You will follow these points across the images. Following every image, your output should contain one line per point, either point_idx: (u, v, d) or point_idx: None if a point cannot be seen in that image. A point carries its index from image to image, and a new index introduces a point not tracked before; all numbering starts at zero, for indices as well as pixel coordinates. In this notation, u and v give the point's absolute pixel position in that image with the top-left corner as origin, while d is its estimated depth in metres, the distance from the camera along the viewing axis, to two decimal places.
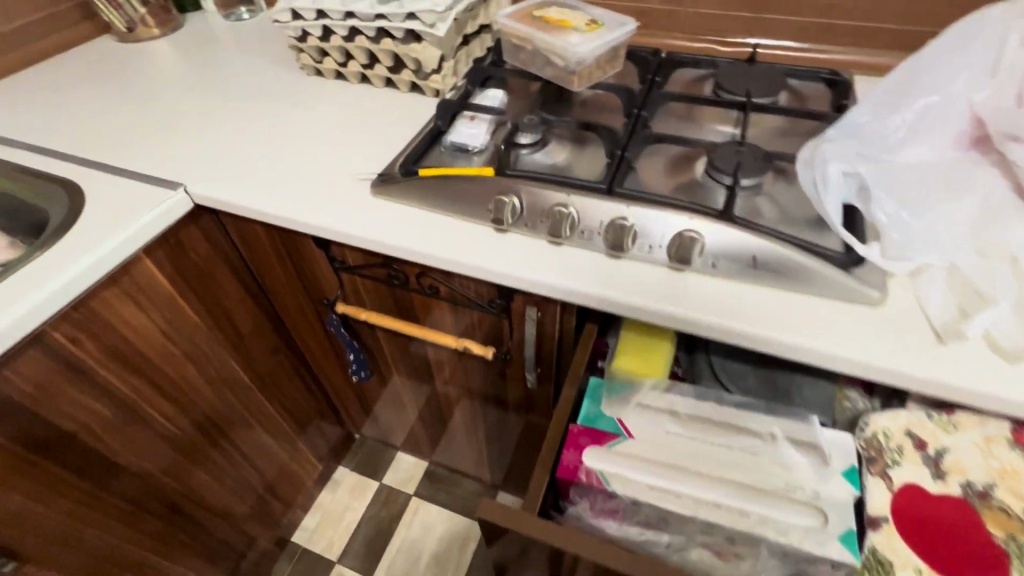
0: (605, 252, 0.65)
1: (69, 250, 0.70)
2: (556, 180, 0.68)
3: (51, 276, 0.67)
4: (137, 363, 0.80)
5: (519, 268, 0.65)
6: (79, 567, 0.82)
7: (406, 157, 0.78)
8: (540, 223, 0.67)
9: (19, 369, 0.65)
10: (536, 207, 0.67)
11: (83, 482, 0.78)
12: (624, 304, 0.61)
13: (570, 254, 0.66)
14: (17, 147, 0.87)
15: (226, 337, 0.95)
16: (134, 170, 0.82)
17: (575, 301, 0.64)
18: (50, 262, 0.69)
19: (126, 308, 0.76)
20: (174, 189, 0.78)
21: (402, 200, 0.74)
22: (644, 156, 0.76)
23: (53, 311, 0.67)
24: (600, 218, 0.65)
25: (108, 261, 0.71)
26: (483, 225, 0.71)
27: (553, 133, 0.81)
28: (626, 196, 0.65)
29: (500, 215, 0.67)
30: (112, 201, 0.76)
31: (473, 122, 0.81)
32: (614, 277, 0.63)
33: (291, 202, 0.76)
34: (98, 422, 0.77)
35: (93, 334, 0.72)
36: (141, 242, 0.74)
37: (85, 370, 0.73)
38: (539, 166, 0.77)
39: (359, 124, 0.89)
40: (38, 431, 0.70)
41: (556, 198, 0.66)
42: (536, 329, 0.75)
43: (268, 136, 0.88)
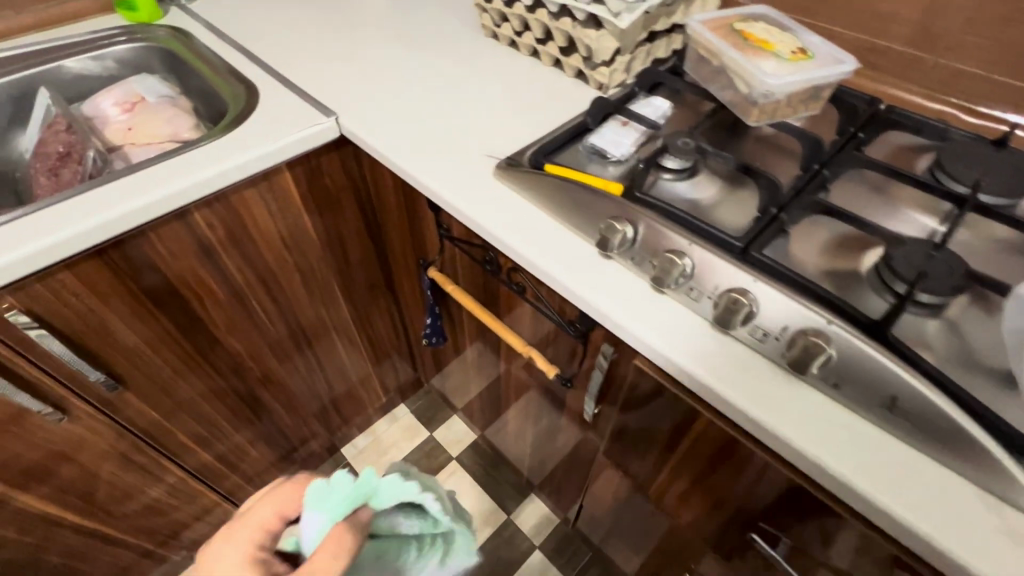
0: (711, 320, 0.57)
1: (225, 149, 0.77)
2: (684, 222, 0.60)
3: (202, 167, 0.74)
4: (254, 258, 0.88)
5: (609, 304, 0.59)
6: (165, 408, 0.96)
7: (541, 147, 0.74)
8: (648, 261, 0.61)
9: (162, 236, 0.75)
10: (650, 243, 0.60)
11: (185, 342, 0.89)
12: (708, 387, 0.54)
13: (670, 310, 0.59)
14: (227, 43, 0.98)
15: (337, 261, 1.02)
16: (304, 89, 0.88)
17: (656, 360, 0.57)
18: (208, 156, 0.76)
19: (259, 210, 0.83)
20: (327, 115, 0.82)
21: (520, 192, 0.71)
22: (803, 224, 0.64)
23: (194, 198, 0.74)
24: (718, 281, 0.56)
25: (251, 168, 0.77)
26: (590, 245, 0.65)
27: (708, 165, 0.72)
28: (759, 266, 0.55)
29: (607, 242, 0.61)
30: (277, 114, 0.83)
31: (623, 128, 0.74)
32: (710, 352, 0.55)
33: (420, 160, 0.77)
34: (210, 298, 0.87)
35: (227, 224, 0.81)
36: (281, 157, 0.79)
37: (211, 252, 0.82)
38: (677, 198, 0.68)
39: (512, 99, 0.86)
40: (159, 290, 0.80)
41: (675, 242, 0.59)
42: (607, 366, 0.69)
43: (426, 88, 0.89)
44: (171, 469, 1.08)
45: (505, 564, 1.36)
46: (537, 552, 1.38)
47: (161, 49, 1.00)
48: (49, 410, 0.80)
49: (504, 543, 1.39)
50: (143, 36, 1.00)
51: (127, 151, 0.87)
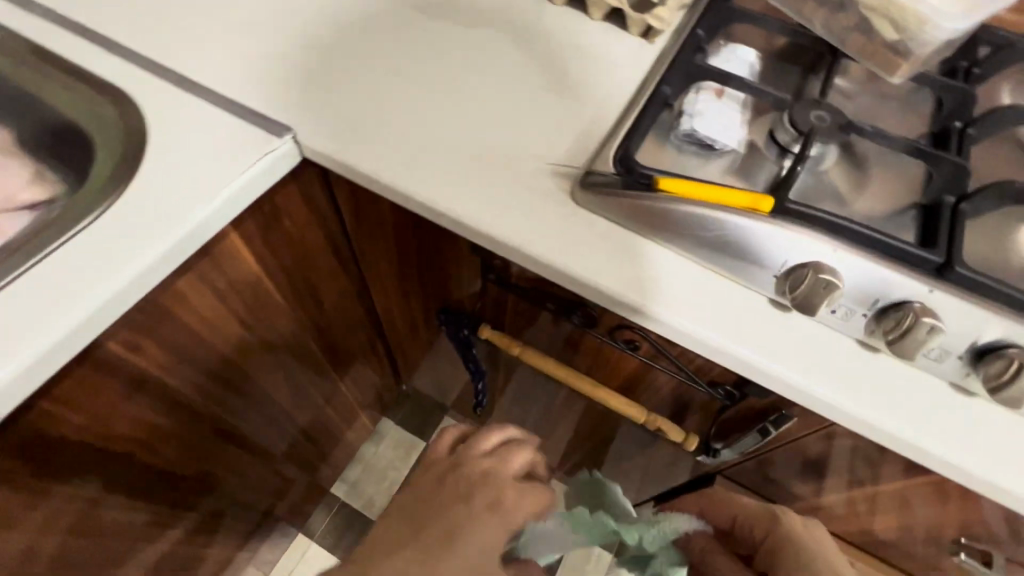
0: (960, 387, 0.43)
1: (107, 244, 0.46)
2: (903, 252, 0.44)
3: (78, 295, 0.44)
4: (204, 361, 0.60)
5: (831, 386, 0.43)
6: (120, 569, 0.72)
7: (626, 150, 0.51)
8: (861, 314, 0.44)
9: (46, 399, 0.47)
10: (860, 291, 0.44)
11: (124, 499, 0.64)
12: (992, 483, 0.41)
13: (894, 373, 0.44)
14: (35, 13, 0.59)
15: (310, 320, 0.74)
16: (210, 90, 0.55)
17: (891, 445, 0.43)
18: (83, 265, 0.46)
19: (200, 300, 0.54)
20: (277, 136, 0.53)
21: (625, 223, 0.49)
22: (985, 217, 0.50)
23: (81, 347, 0.46)
24: (971, 334, 0.42)
25: (163, 271, 0.48)
26: (758, 292, 0.47)
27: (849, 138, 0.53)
28: (969, 284, 0.42)
29: (812, 301, 0.43)
30: (178, 153, 0.51)
31: (722, 101, 0.54)
32: (986, 430, 0.42)
33: (445, 192, 0.51)
34: (148, 440, 0.61)
35: (159, 336, 0.52)
36: (205, 238, 0.50)
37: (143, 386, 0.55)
38: (813, 197, 0.51)
39: (534, 66, 0.60)
40: (68, 463, 0.53)
41: (911, 290, 0.43)
42: (759, 440, 0.57)
43: (397, 61, 0.59)
44: None
45: None
46: None
47: None
48: None
49: None
50: None
51: None
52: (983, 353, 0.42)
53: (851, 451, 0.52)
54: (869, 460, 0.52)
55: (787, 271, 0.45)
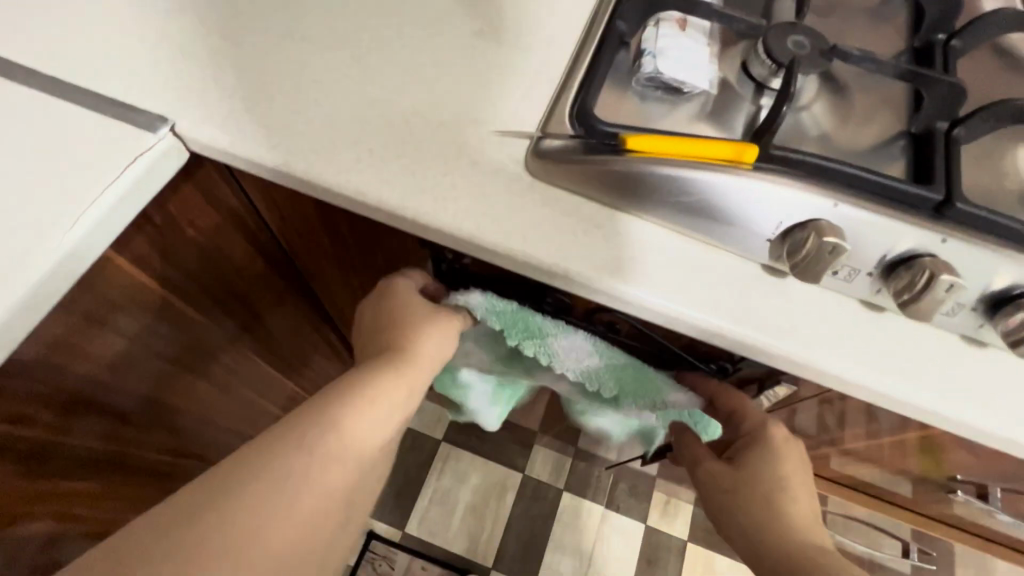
0: (968, 337, 0.40)
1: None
2: (906, 198, 0.39)
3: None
4: (112, 405, 0.51)
5: (838, 355, 0.39)
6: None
7: (584, 103, 0.43)
8: (865, 273, 0.39)
9: None
10: (862, 246, 0.39)
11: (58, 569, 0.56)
12: (1007, 439, 0.38)
13: (900, 333, 0.40)
14: None
15: (244, 333, 0.65)
16: (53, 79, 0.43)
17: (901, 411, 0.40)
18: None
19: (92, 342, 0.45)
20: (149, 131, 0.42)
21: (589, 191, 0.42)
22: (980, 141, 0.46)
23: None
24: (981, 280, 0.38)
25: (23, 328, 0.37)
26: (748, 258, 0.41)
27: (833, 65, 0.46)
28: (971, 221, 0.38)
29: (815, 266, 0.38)
30: (18, 169, 0.39)
31: (685, 35, 0.46)
32: (999, 380, 0.39)
33: (375, 180, 0.42)
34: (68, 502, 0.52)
35: (44, 396, 0.43)
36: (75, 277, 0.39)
37: (41, 453, 0.46)
38: (793, 141, 0.45)
39: (459, 9, 0.50)
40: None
41: (921, 240, 0.38)
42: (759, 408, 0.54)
43: (294, 20, 0.48)
44: None
45: (541, 522, 1.25)
46: (566, 495, 1.27)
47: None
48: None
49: (530, 501, 1.26)
50: None
51: None
52: (994, 301, 0.39)
53: (853, 409, 0.49)
54: (871, 416, 0.49)
55: (783, 233, 0.39)
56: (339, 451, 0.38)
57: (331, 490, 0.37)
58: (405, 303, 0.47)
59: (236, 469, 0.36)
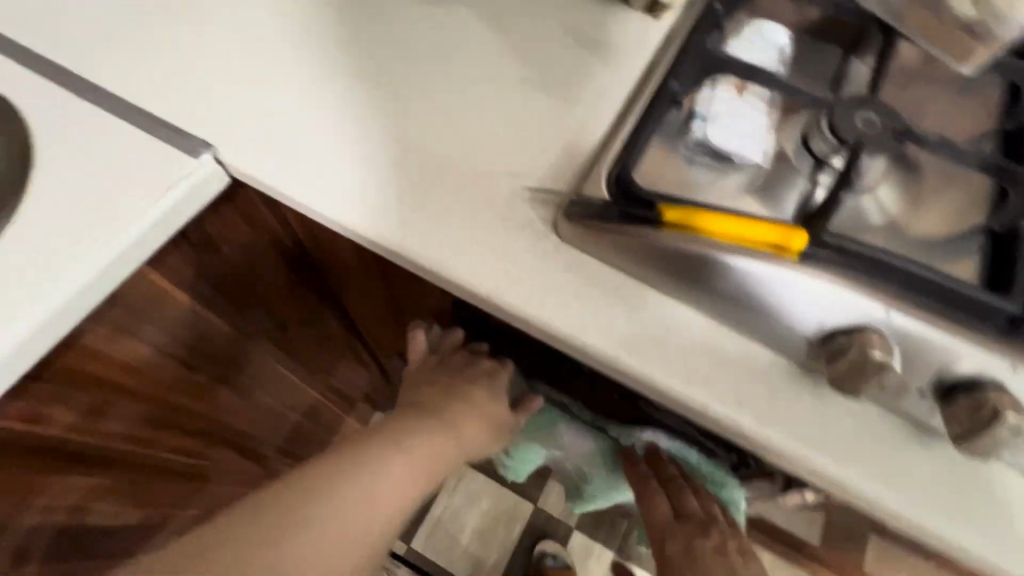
0: None
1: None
2: (978, 315, 0.34)
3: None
4: (136, 410, 0.53)
5: (873, 478, 0.35)
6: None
7: (624, 166, 0.41)
8: (916, 390, 0.35)
9: None
10: (917, 361, 0.35)
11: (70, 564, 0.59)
12: None
13: (950, 461, 0.36)
14: None
15: (269, 346, 0.66)
16: (116, 100, 0.45)
17: (944, 550, 0.35)
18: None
19: (121, 352, 0.47)
20: (193, 157, 0.43)
21: (620, 264, 0.40)
22: None
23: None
24: None
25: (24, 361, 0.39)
26: (785, 357, 0.38)
27: (907, 152, 0.42)
28: None
29: (853, 377, 0.34)
30: (61, 193, 0.41)
31: (743, 102, 0.44)
32: None
33: (400, 227, 0.41)
34: (79, 507, 0.55)
35: (70, 399, 0.45)
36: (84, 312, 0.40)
37: (49, 466, 0.48)
38: (852, 233, 0.41)
39: (510, 55, 0.49)
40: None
41: (987, 368, 0.34)
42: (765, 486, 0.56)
43: (345, 56, 0.48)
44: None
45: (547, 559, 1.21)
46: (576, 533, 1.24)
47: None
48: None
49: (539, 534, 1.23)
50: None
51: None
52: None
53: None
54: None
55: (824, 335, 0.36)
56: (387, 492, 0.40)
57: (376, 528, 0.39)
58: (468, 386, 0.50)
59: (294, 489, 0.39)
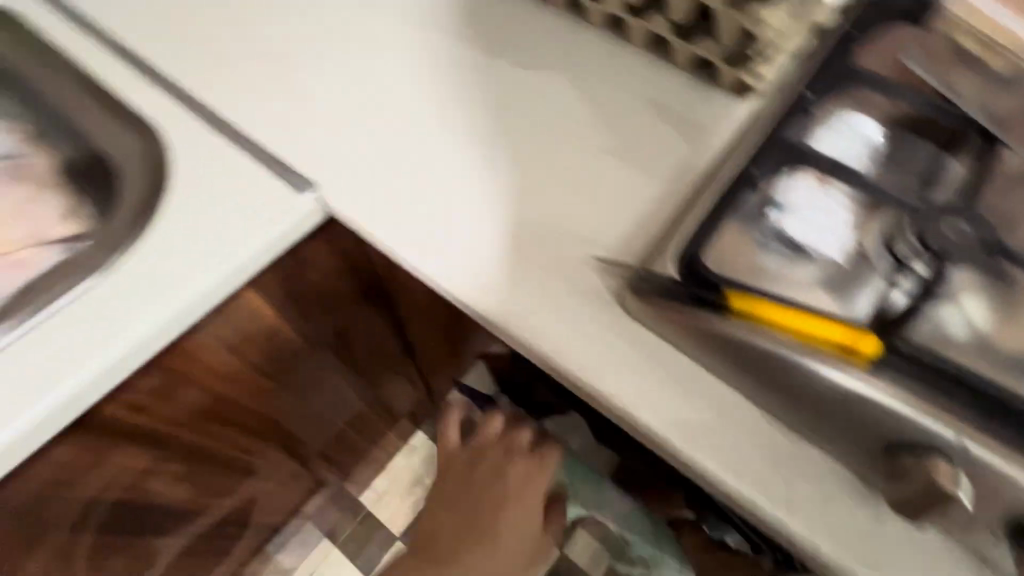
0: None
1: (38, 365, 0.43)
2: None
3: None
4: (213, 407, 0.59)
5: None
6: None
7: (698, 248, 0.41)
8: (984, 528, 0.34)
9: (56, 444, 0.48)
10: (995, 499, 0.33)
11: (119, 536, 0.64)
12: None
13: None
14: (89, 38, 0.57)
15: (334, 361, 0.71)
16: (241, 134, 0.51)
17: None
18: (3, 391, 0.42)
19: (212, 357, 0.52)
20: (299, 195, 0.48)
21: (682, 344, 0.41)
22: None
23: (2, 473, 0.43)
24: None
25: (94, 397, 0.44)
26: (843, 462, 0.38)
27: (1005, 270, 0.39)
28: None
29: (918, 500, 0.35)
30: (188, 216, 0.47)
31: (824, 196, 0.43)
32: None
33: (473, 281, 0.45)
34: (136, 491, 0.60)
35: (165, 392, 0.51)
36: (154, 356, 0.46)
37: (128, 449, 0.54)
38: (935, 348, 0.38)
39: (597, 127, 0.52)
40: (45, 513, 0.53)
41: None
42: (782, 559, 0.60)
43: (444, 115, 0.52)
44: None
45: None
46: None
47: None
48: None
49: None
50: None
51: None
52: None
53: None
54: None
55: (894, 449, 0.35)
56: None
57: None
58: (518, 462, 0.58)
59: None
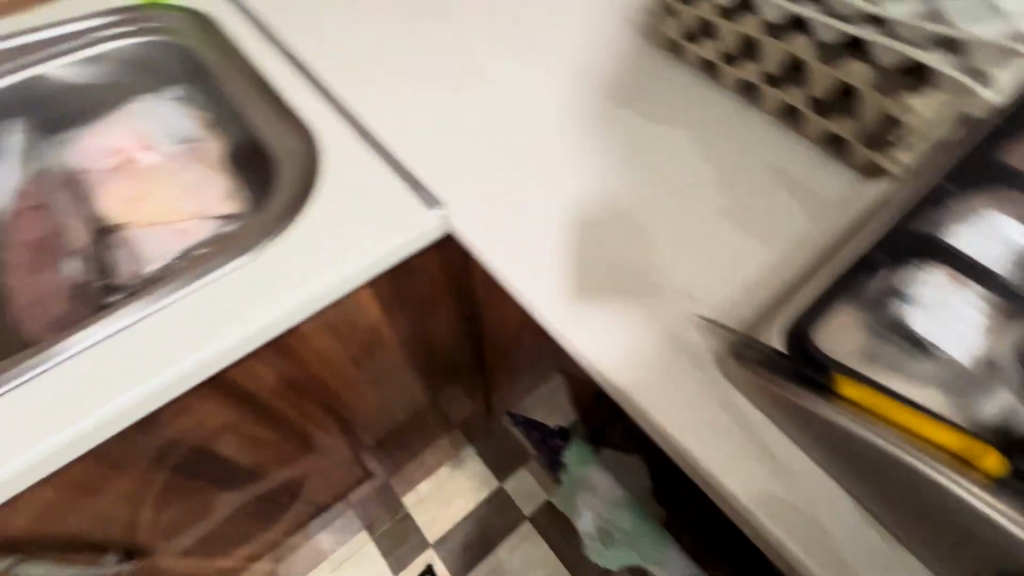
0: None
1: (91, 376, 0.47)
2: None
3: (6, 452, 0.45)
4: (307, 386, 0.64)
5: None
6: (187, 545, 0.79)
7: (807, 327, 0.41)
8: None
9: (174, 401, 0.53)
10: None
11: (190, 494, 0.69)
12: None
13: None
14: (274, 49, 0.65)
15: (415, 364, 0.75)
16: (385, 149, 0.57)
17: None
18: (38, 397, 0.46)
19: (320, 341, 0.57)
20: (426, 211, 0.52)
21: (777, 418, 0.41)
22: None
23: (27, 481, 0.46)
24: None
25: (116, 423, 0.47)
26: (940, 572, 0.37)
27: None
28: None
29: None
30: (327, 216, 0.53)
31: (953, 292, 0.40)
32: None
33: (575, 318, 0.46)
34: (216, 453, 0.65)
35: (275, 365, 0.57)
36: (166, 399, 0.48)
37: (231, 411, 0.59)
38: None
39: (714, 186, 0.53)
40: (151, 456, 0.58)
41: None
42: None
43: (568, 158, 0.55)
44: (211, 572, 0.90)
45: None
46: None
47: (179, 51, 0.69)
48: None
49: None
50: (155, 25, 0.68)
51: (132, 233, 0.60)
52: None
53: None
54: None
55: None
56: None
57: None
58: None
59: None
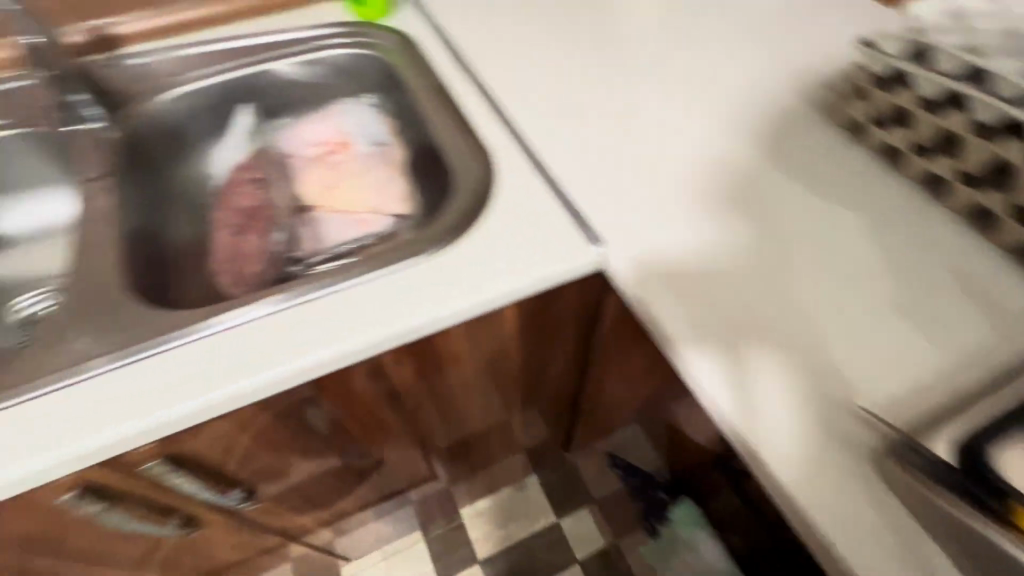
0: None
1: (227, 352, 0.51)
2: None
3: (138, 410, 0.48)
4: (433, 384, 0.68)
5: None
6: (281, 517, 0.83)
7: (979, 444, 0.39)
8: None
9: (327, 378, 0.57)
10: None
11: (307, 469, 0.73)
12: None
13: None
14: (465, 77, 0.72)
15: (525, 384, 0.78)
16: (555, 183, 0.60)
17: None
18: (174, 366, 0.50)
19: (461, 345, 0.62)
20: (589, 248, 0.55)
21: (934, 531, 0.39)
22: None
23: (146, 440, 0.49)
24: None
25: (237, 401, 0.50)
26: None
27: None
28: None
29: None
30: (493, 236, 0.57)
31: None
32: None
33: (728, 382, 0.46)
34: (342, 432, 0.69)
35: (418, 359, 0.61)
36: (263, 395, 0.51)
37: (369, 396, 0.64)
38: None
39: (887, 277, 0.51)
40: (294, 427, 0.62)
41: None
42: None
43: (733, 220, 0.56)
44: (287, 541, 0.94)
45: None
46: None
47: (383, 65, 0.77)
48: (178, 526, 0.67)
49: None
50: (369, 40, 0.77)
51: (320, 216, 0.72)
52: None
53: None
54: None
55: None
56: None
57: None
58: None
59: None
